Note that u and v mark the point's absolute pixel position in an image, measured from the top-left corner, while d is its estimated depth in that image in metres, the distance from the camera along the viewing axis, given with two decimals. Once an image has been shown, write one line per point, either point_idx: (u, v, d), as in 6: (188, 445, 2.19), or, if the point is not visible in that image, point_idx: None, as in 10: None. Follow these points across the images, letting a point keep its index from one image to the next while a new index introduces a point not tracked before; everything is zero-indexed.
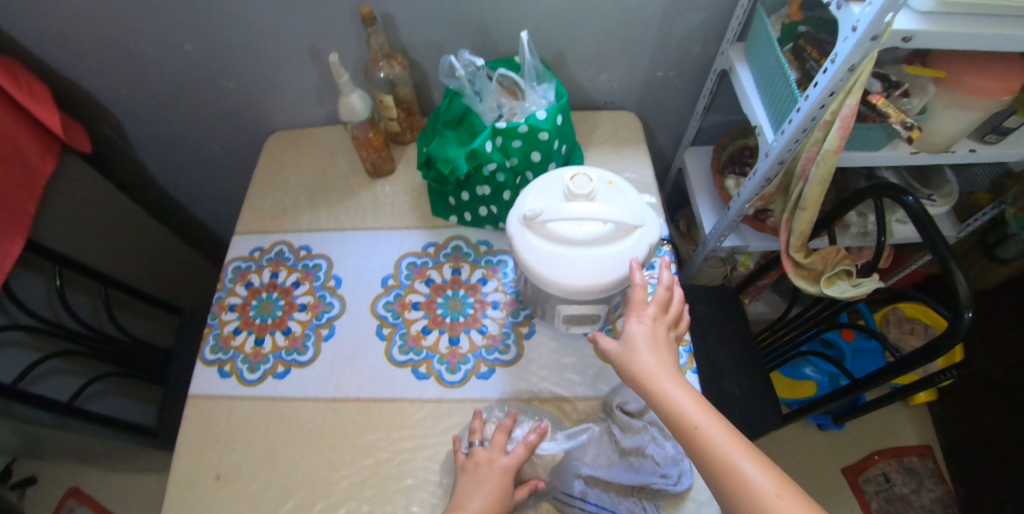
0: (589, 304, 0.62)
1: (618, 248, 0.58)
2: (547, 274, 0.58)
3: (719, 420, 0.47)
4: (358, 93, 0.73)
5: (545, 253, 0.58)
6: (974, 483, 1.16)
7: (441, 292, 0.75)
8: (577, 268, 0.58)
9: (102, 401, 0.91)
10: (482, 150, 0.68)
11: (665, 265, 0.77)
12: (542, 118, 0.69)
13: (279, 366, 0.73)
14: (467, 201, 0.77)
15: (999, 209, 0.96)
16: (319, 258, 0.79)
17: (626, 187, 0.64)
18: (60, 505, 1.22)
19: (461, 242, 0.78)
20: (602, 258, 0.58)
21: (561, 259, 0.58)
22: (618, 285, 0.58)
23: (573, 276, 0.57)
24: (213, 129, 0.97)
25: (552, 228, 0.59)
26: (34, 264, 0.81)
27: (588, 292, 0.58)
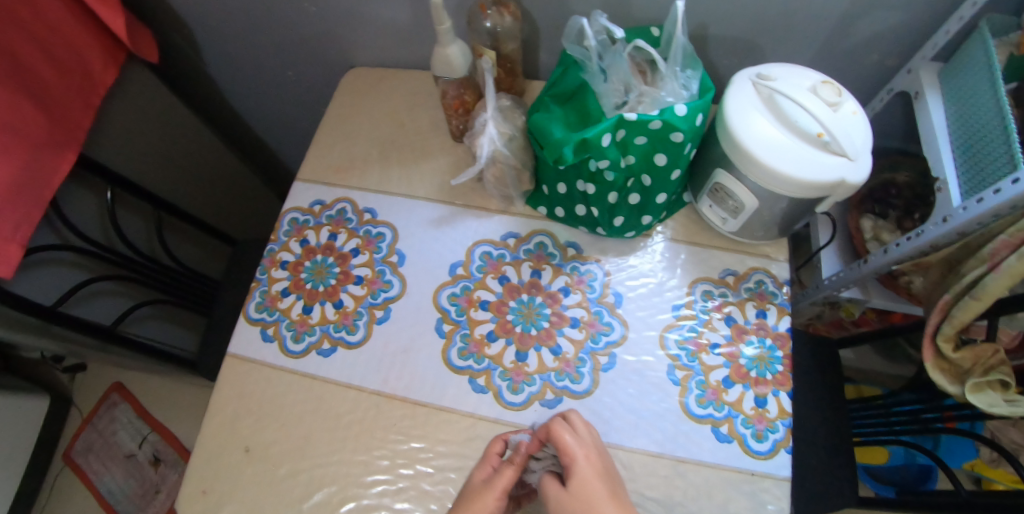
0: (743, 186, 0.59)
1: (812, 159, 0.56)
2: (729, 117, 0.58)
3: (608, 491, 0.46)
4: (458, 45, 0.61)
5: (746, 105, 0.59)
6: None
7: (515, 294, 0.64)
8: (763, 135, 0.57)
9: (152, 323, 0.88)
10: (597, 142, 0.55)
11: (780, 315, 0.65)
12: (681, 115, 0.55)
13: (325, 343, 0.65)
14: (561, 194, 0.64)
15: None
16: (383, 226, 0.70)
17: (859, 124, 0.59)
18: (104, 397, 1.20)
19: (546, 239, 0.67)
20: (793, 149, 0.56)
21: (754, 117, 0.58)
22: (782, 179, 0.56)
23: (751, 137, 0.57)
24: (286, 53, 0.85)
25: (770, 98, 0.59)
26: (87, 180, 0.76)
27: (750, 162, 0.57)
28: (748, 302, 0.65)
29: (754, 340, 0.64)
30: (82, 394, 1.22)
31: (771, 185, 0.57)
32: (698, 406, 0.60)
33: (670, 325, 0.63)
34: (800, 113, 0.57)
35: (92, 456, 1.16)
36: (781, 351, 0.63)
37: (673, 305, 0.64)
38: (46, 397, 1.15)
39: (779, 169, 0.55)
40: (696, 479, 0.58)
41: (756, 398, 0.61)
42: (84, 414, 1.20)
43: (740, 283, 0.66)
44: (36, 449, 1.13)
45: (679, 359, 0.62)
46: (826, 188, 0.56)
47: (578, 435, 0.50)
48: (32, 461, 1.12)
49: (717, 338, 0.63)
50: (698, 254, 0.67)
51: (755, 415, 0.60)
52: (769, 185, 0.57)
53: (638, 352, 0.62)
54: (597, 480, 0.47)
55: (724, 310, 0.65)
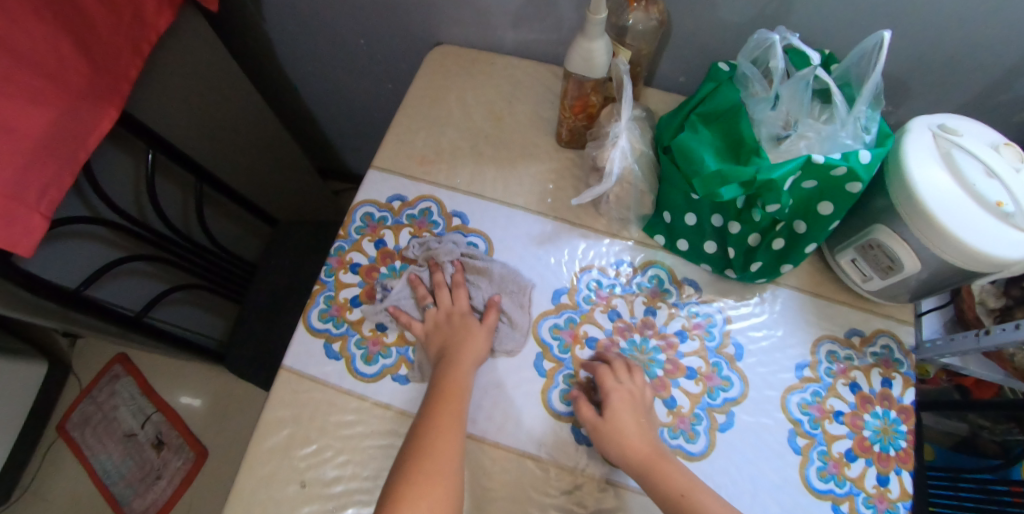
0: (907, 245, 0.52)
1: (994, 233, 0.48)
2: (907, 168, 0.51)
3: (635, 419, 0.49)
4: (604, 40, 0.51)
5: (922, 157, 0.51)
6: None
7: (626, 333, 0.56)
8: (942, 192, 0.49)
9: (181, 309, 0.78)
10: (780, 184, 0.46)
11: (905, 386, 0.59)
12: (865, 163, 0.46)
13: (403, 367, 0.56)
14: (688, 226, 0.57)
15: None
16: (475, 236, 0.61)
17: None
18: (106, 368, 1.14)
19: (662, 274, 0.59)
20: (975, 217, 0.48)
21: (933, 174, 0.50)
22: (955, 246, 0.48)
23: (931, 194, 0.49)
24: (364, 18, 0.74)
25: (953, 154, 0.51)
26: (125, 141, 0.64)
27: (924, 223, 0.49)
28: (874, 369, 0.59)
29: (879, 410, 0.58)
30: (81, 361, 1.16)
31: (942, 252, 0.50)
32: (819, 480, 0.54)
33: (793, 386, 0.57)
34: (986, 174, 0.49)
35: (89, 429, 1.10)
36: (906, 425, 0.58)
37: (795, 364, 0.58)
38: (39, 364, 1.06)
39: (956, 237, 0.48)
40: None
41: (878, 476, 0.56)
42: (83, 384, 1.14)
43: (866, 346, 0.60)
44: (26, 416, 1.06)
45: (801, 424, 0.56)
46: (1003, 266, 0.48)
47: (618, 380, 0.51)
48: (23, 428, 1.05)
49: (841, 406, 0.57)
50: (824, 308, 0.60)
51: (877, 495, 0.55)
52: (940, 251, 0.49)
53: (757, 413, 0.55)
54: (625, 411, 0.49)
55: (849, 375, 0.58)
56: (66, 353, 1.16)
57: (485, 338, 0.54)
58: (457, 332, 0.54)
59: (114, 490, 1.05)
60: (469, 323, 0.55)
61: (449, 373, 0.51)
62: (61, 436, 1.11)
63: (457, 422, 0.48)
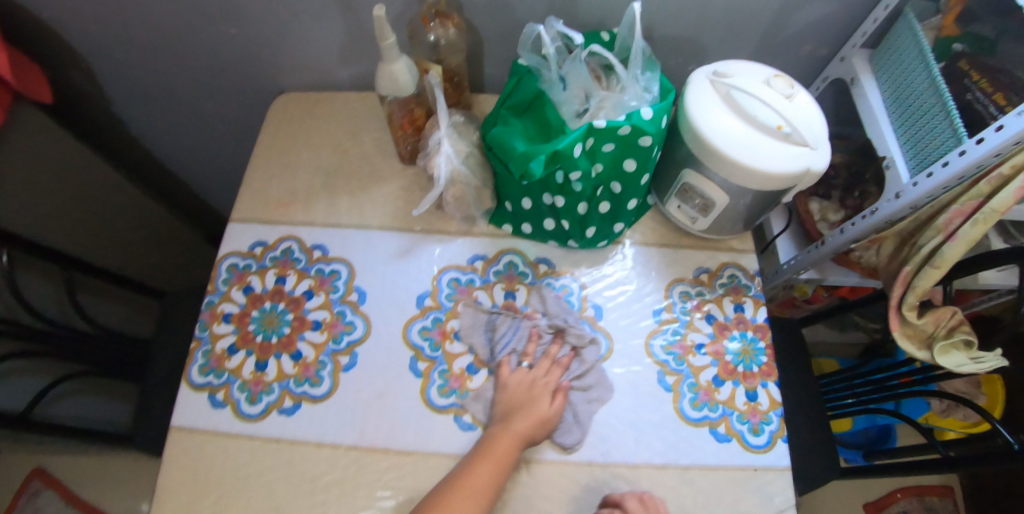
0: (711, 182, 0.59)
1: (779, 153, 0.55)
2: (693, 116, 0.57)
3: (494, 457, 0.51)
4: (405, 60, 0.56)
5: (706, 104, 0.58)
6: None
7: (491, 320, 0.60)
8: (732, 131, 0.56)
9: (72, 400, 0.80)
10: (569, 152, 0.53)
11: (756, 307, 0.65)
12: (647, 118, 0.53)
13: (287, 400, 0.58)
14: (528, 209, 0.62)
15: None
16: (338, 264, 0.63)
17: (814, 111, 0.59)
18: None
19: (516, 258, 0.63)
20: (758, 143, 0.56)
21: (718, 115, 0.57)
22: (743, 171, 0.55)
23: (723, 134, 0.56)
24: (206, 83, 0.76)
25: (730, 94, 0.58)
26: None
27: (717, 159, 0.56)
28: (725, 298, 0.65)
29: (737, 334, 0.63)
30: None
31: (738, 179, 0.57)
32: (693, 409, 0.59)
33: (653, 331, 0.62)
34: (758, 107, 0.57)
35: None
36: (762, 342, 0.63)
37: (652, 311, 0.63)
38: None
39: (744, 162, 0.55)
40: (705, 484, 0.57)
41: (747, 393, 0.61)
42: None
43: (714, 280, 0.66)
44: None
45: (667, 364, 0.61)
46: (792, 179, 0.56)
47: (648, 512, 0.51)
48: None
49: (701, 338, 0.62)
50: (671, 255, 0.66)
51: (749, 410, 0.60)
52: (737, 178, 0.57)
53: (626, 362, 0.60)
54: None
55: (703, 309, 0.64)
56: None
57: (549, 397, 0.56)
58: (484, 447, 0.52)
59: None
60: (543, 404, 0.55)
61: (455, 503, 0.48)
62: None
63: (476, 501, 0.48)
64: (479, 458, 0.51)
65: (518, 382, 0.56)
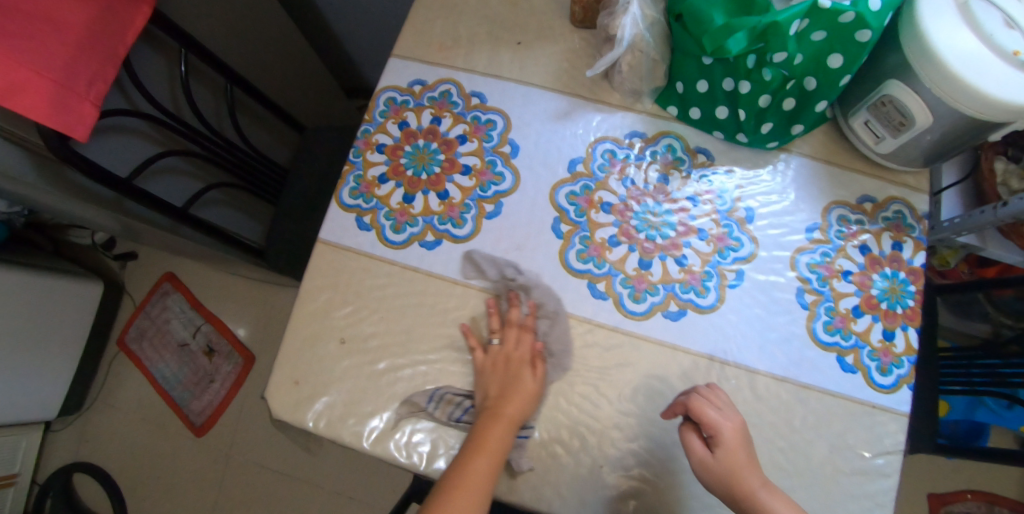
0: (920, 98, 0.52)
1: (1012, 80, 0.48)
2: (921, 24, 0.50)
3: (490, 447, 0.50)
4: None
5: (938, 10, 0.50)
6: None
7: (640, 199, 0.59)
8: (964, 49, 0.49)
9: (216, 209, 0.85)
10: (784, 28, 0.48)
11: (916, 250, 0.60)
12: (874, 10, 0.47)
13: (429, 235, 0.60)
14: (700, 93, 0.58)
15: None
16: (494, 114, 0.64)
17: None
18: (157, 285, 1.26)
19: (675, 143, 0.61)
20: (990, 66, 0.49)
21: (949, 25, 0.50)
22: (963, 92, 0.49)
23: (955, 53, 0.49)
24: None
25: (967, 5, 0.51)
26: (160, 43, 0.71)
27: (936, 73, 0.49)
28: (884, 233, 0.61)
29: (888, 272, 0.60)
30: (133, 282, 1.28)
31: (952, 102, 0.50)
32: (825, 333, 0.57)
33: (803, 247, 0.59)
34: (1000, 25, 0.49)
35: (146, 341, 1.24)
36: (914, 286, 0.59)
37: (806, 228, 0.60)
38: (98, 283, 1.17)
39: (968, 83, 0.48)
40: (818, 406, 0.56)
41: (884, 331, 0.58)
42: (136, 302, 1.27)
43: (878, 212, 0.61)
44: (91, 330, 1.19)
45: (809, 282, 0.58)
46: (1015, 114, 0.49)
47: (720, 408, 0.50)
48: (89, 340, 1.19)
49: (850, 266, 0.59)
50: (836, 175, 0.62)
51: (881, 349, 0.58)
52: (951, 101, 0.50)
53: (767, 271, 0.58)
54: (741, 448, 0.48)
55: (859, 238, 0.60)
56: (119, 275, 1.28)
57: (526, 378, 0.54)
58: (472, 443, 0.50)
59: (173, 394, 1.21)
60: (524, 376, 0.54)
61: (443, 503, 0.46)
62: (121, 349, 1.25)
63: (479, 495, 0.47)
64: (473, 449, 0.49)
65: (495, 368, 0.54)
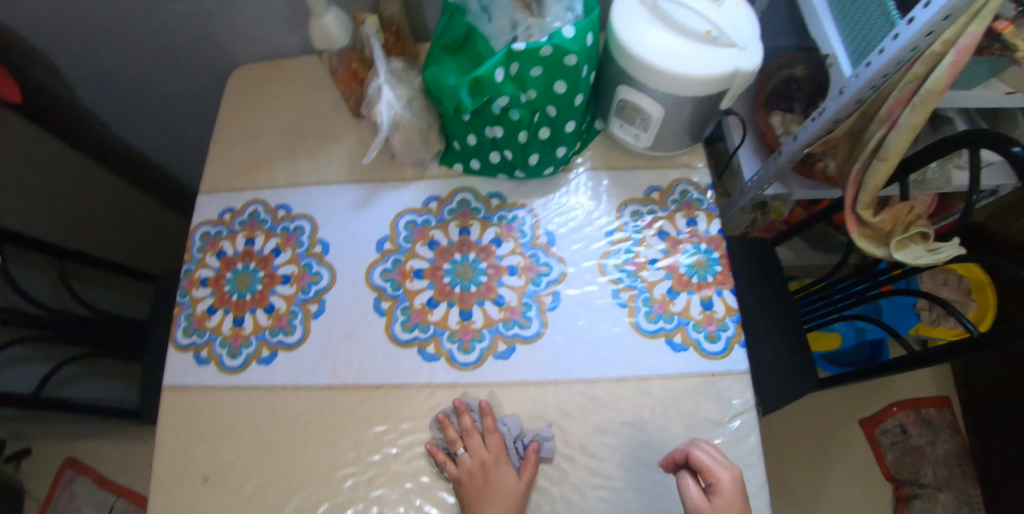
0: (644, 97, 0.58)
1: (713, 57, 0.55)
2: (623, 35, 0.55)
3: None
4: (333, 13, 0.59)
5: (634, 19, 0.57)
6: (993, 429, 1.08)
7: (447, 257, 0.63)
8: (664, 47, 0.55)
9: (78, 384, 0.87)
10: (490, 79, 0.53)
11: (710, 219, 0.65)
12: (569, 36, 0.53)
13: (264, 350, 0.62)
14: (472, 146, 0.63)
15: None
16: (301, 220, 0.67)
17: (745, 16, 0.58)
18: (58, 476, 1.21)
19: (468, 196, 0.66)
20: (686, 52, 0.55)
21: (646, 29, 0.56)
22: (673, 80, 0.55)
23: (655, 50, 0.54)
24: (165, 62, 0.78)
25: (657, 6, 0.57)
26: None
27: (645, 70, 0.55)
28: (677, 214, 0.65)
29: (690, 248, 0.64)
30: (32, 480, 1.20)
31: (671, 89, 0.56)
32: (648, 322, 0.61)
33: (606, 252, 0.63)
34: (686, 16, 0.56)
35: None
36: (717, 252, 0.64)
37: (605, 232, 0.64)
38: None
39: (673, 71, 0.54)
40: (662, 392, 0.58)
41: (702, 302, 0.62)
42: (40, 499, 1.19)
43: (666, 197, 0.66)
44: None
45: (621, 281, 0.62)
46: (723, 82, 0.55)
47: (719, 459, 0.49)
48: None
49: (653, 254, 0.64)
50: (620, 177, 0.67)
51: (704, 319, 0.61)
52: (669, 88, 0.56)
53: (579, 284, 0.62)
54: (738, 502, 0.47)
55: (655, 226, 0.65)
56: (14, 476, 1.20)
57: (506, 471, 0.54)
58: None
59: None
60: (506, 475, 0.53)
61: None
62: None
63: None
64: None
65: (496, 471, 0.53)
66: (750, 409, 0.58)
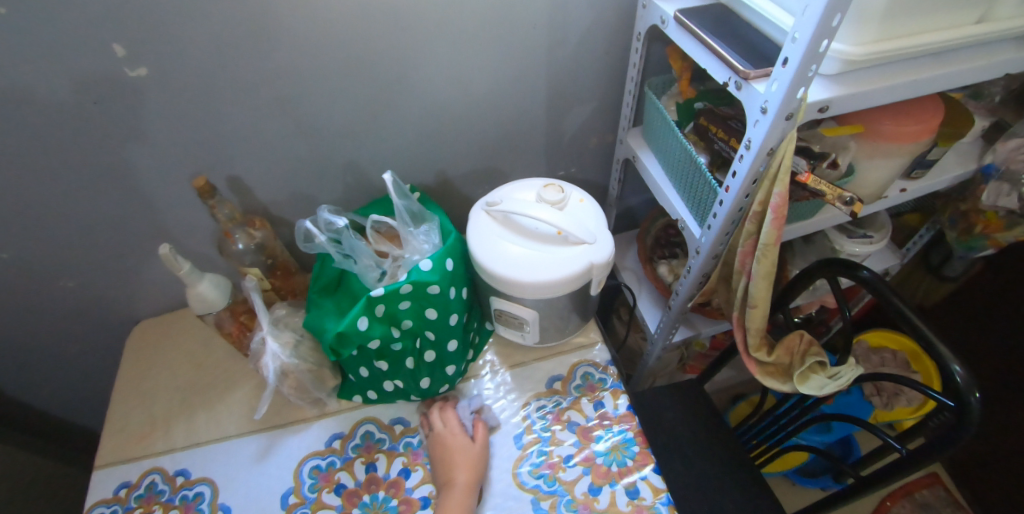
0: (515, 303, 0.59)
1: (565, 256, 0.58)
2: (481, 257, 0.59)
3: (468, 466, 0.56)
4: (209, 280, 0.62)
5: (487, 236, 0.60)
6: (991, 501, 1.02)
7: (357, 499, 0.59)
8: (519, 257, 0.58)
9: None
10: (353, 331, 0.54)
11: (616, 397, 0.63)
12: (427, 269, 0.56)
13: None
14: (366, 378, 0.62)
15: (935, 229, 0.88)
16: (201, 484, 0.63)
17: (592, 207, 0.62)
18: None
19: (371, 427, 0.64)
20: (540, 258, 0.58)
21: (499, 244, 0.59)
22: (535, 287, 0.57)
23: (511, 264, 0.57)
24: (62, 339, 0.78)
25: (506, 219, 0.61)
26: None
27: (509, 284, 0.57)
28: (582, 400, 0.64)
29: (602, 433, 0.60)
30: None
31: (536, 293, 0.58)
32: None
33: (517, 460, 0.59)
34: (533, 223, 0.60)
35: None
36: (630, 431, 0.60)
37: (513, 437, 0.61)
38: None
39: (532, 280, 0.56)
40: None
41: (626, 492, 0.56)
42: None
43: (568, 385, 0.65)
44: None
45: (539, 489, 0.57)
46: (583, 276, 0.58)
47: None
48: None
49: (567, 449, 0.60)
50: (520, 373, 0.67)
51: (633, 509, 0.55)
52: (534, 293, 0.58)
53: (495, 501, 0.57)
54: None
55: (563, 418, 0.62)
56: None
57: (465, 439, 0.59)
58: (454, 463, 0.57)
59: None
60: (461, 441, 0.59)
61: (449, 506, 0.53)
62: None
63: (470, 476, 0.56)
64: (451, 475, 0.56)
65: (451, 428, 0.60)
66: None
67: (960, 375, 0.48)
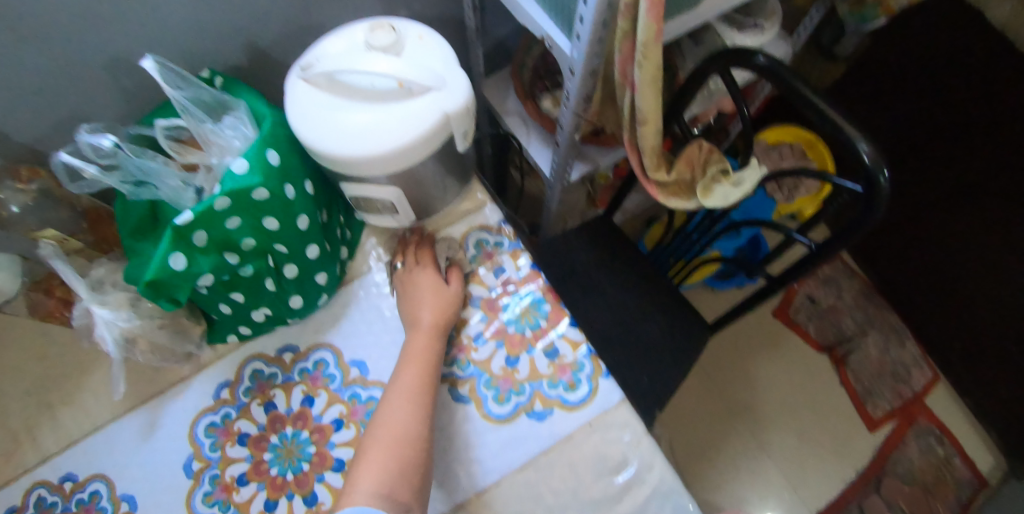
0: (368, 186, 0.48)
1: (412, 111, 0.44)
2: (308, 136, 0.44)
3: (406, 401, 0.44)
4: None
5: (311, 109, 0.45)
6: (883, 261, 1.13)
7: (265, 444, 0.51)
8: (357, 128, 0.44)
9: None
10: (170, 270, 0.42)
11: (516, 258, 0.56)
12: (241, 172, 0.42)
13: None
14: (229, 315, 0.52)
15: (824, 7, 0.82)
16: (95, 482, 0.52)
17: (438, 45, 0.49)
18: None
19: (259, 364, 0.55)
20: (381, 121, 0.44)
21: (327, 116, 0.45)
22: (384, 158, 0.44)
23: (346, 137, 0.43)
24: None
25: (330, 82, 0.46)
26: None
27: (350, 163, 0.44)
28: (480, 271, 0.56)
29: (508, 300, 0.54)
30: None
31: (388, 167, 0.45)
32: (499, 405, 0.49)
33: None
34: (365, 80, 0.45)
35: None
36: (538, 290, 0.54)
37: None
38: None
39: (376, 151, 0.43)
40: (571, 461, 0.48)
41: (546, 354, 0.51)
42: None
43: (461, 258, 0.57)
44: None
45: (454, 376, 0.51)
46: (440, 132, 0.45)
47: None
48: None
49: (475, 328, 0.53)
50: (405, 258, 0.58)
51: (557, 369, 0.50)
52: (387, 167, 0.45)
53: None
54: None
55: (463, 296, 0.55)
56: None
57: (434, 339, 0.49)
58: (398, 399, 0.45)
59: None
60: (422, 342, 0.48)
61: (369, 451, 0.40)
62: None
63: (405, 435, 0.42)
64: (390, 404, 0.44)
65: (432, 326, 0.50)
66: (644, 438, 0.48)
67: (868, 154, 0.43)
